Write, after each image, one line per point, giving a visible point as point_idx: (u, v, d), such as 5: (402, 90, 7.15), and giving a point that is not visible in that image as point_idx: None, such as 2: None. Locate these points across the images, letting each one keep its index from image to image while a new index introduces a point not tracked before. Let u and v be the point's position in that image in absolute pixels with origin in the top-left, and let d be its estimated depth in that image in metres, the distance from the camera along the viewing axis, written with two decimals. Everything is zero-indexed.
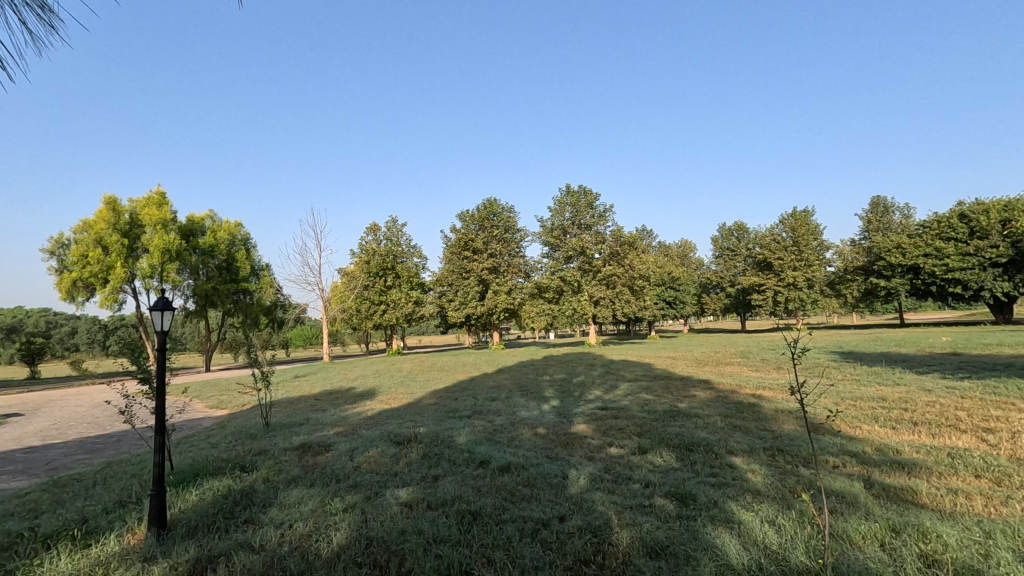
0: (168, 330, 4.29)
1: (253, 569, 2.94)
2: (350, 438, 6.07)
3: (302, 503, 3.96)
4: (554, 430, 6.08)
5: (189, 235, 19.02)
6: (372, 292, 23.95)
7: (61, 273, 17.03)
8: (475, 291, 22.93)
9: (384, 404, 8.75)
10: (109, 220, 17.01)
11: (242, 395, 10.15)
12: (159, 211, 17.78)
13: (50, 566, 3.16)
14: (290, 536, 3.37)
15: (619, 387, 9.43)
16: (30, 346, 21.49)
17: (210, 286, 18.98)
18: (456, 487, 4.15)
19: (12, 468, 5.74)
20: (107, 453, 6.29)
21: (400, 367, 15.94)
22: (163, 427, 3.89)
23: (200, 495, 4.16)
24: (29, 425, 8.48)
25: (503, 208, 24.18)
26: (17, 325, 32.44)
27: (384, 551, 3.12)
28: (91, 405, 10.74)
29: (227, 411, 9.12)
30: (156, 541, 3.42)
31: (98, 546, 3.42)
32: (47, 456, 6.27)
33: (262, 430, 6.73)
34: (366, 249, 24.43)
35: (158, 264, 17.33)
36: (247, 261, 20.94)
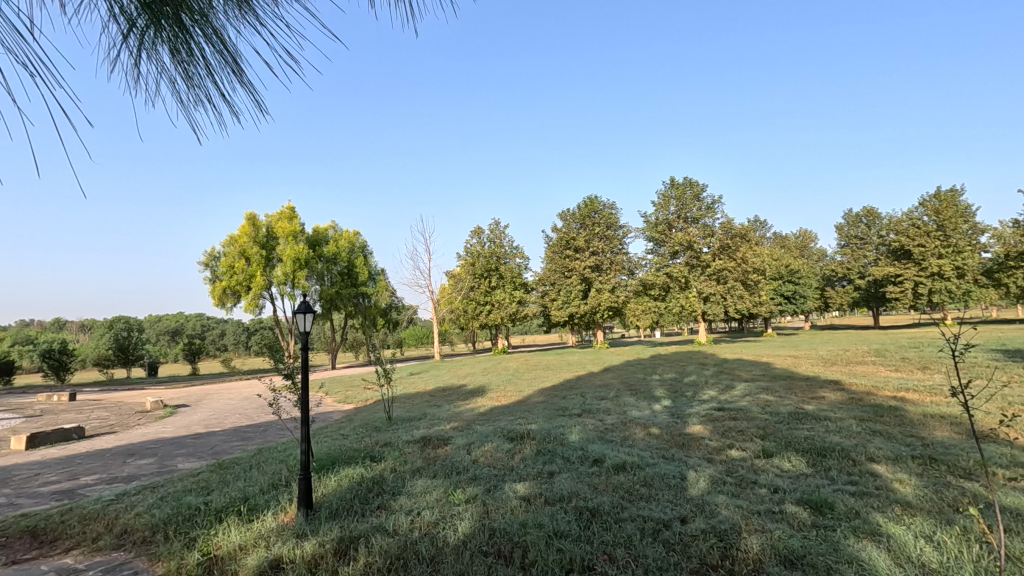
0: (309, 331, 4.77)
1: (390, 551, 3.18)
2: (465, 432, 6.34)
3: (428, 492, 4.22)
4: (669, 430, 5.91)
5: (315, 245, 20.85)
6: (477, 293, 24.77)
7: (213, 283, 19.40)
8: (578, 290, 22.87)
9: (494, 401, 9.01)
10: (250, 234, 19.11)
11: (366, 391, 10.94)
12: (290, 224, 19.65)
13: (223, 536, 3.66)
14: (419, 522, 3.59)
15: (735, 388, 8.95)
16: (190, 346, 24.78)
17: (334, 291, 20.72)
18: (572, 484, 4.19)
19: (184, 451, 6.67)
20: (257, 441, 7.10)
21: (507, 366, 16.34)
22: (306, 418, 4.30)
23: (337, 481, 4.57)
24: (195, 415, 9.79)
25: (605, 205, 23.83)
26: (179, 329, 37.38)
27: (508, 542, 3.22)
28: (240, 398, 12.14)
29: (353, 405, 9.90)
30: (305, 520, 3.81)
31: (259, 521, 3.89)
32: (211, 441, 7.24)
33: (386, 423, 7.22)
34: (472, 251, 25.36)
35: (291, 272, 19.23)
36: (365, 267, 22.45)
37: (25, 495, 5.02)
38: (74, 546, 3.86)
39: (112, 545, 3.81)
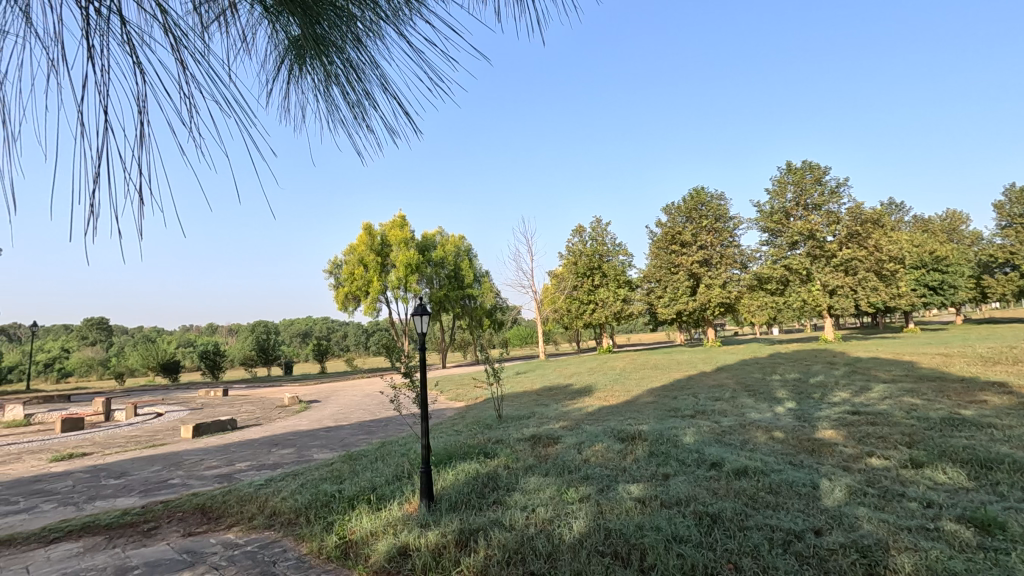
0: (425, 332, 5.04)
1: (507, 546, 3.26)
2: (575, 431, 6.35)
3: (541, 490, 4.27)
4: (795, 434, 5.47)
5: (424, 250, 21.96)
6: (581, 292, 24.67)
7: (336, 289, 21.13)
8: (686, 287, 21.97)
9: (602, 401, 8.91)
10: (367, 242, 20.56)
11: (476, 390, 11.34)
12: (402, 231, 20.85)
13: (357, 522, 3.98)
14: (534, 519, 3.65)
15: (872, 389, 8.09)
16: (318, 347, 27.16)
17: (442, 294, 21.69)
18: (689, 487, 4.04)
19: (317, 443, 7.35)
20: (379, 435, 7.63)
21: (613, 365, 16.11)
22: (425, 414, 4.53)
23: (455, 475, 4.77)
24: (325, 410, 10.75)
25: (713, 196, 22.61)
26: (309, 330, 41.12)
27: (624, 543, 3.18)
28: (363, 395, 13.12)
29: (464, 403, 10.29)
30: (427, 510, 4.02)
31: (387, 509, 4.17)
32: (340, 434, 7.89)
33: (496, 421, 7.41)
34: (573, 250, 25.31)
35: (403, 277, 20.48)
36: (471, 269, 23.19)
37: (195, 477, 5.82)
38: (236, 523, 4.41)
39: (265, 524, 4.29)
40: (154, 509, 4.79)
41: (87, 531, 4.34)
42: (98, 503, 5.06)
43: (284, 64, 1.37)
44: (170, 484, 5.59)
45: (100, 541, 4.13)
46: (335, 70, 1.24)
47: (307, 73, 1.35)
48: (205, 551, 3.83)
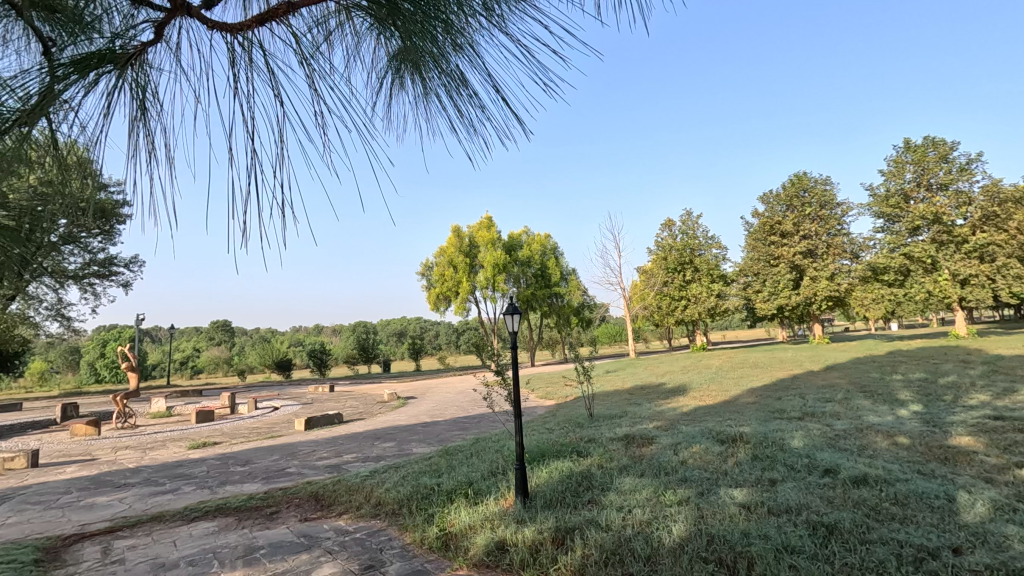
0: (516, 330, 5.11)
1: (605, 546, 3.23)
2: (670, 432, 6.15)
3: (637, 491, 4.18)
4: (923, 440, 4.94)
5: (511, 250, 22.27)
6: (671, 288, 23.86)
7: (429, 290, 21.99)
8: (788, 280, 20.57)
9: (698, 401, 8.56)
10: (456, 244, 21.19)
11: (566, 388, 11.33)
12: (489, 232, 21.26)
13: (456, 515, 4.12)
14: (631, 520, 3.58)
15: (1018, 392, 7.10)
16: (413, 345, 28.40)
17: (530, 293, 21.87)
18: (800, 494, 3.77)
19: (416, 437, 7.69)
20: (473, 431, 7.84)
21: (708, 363, 15.42)
22: (518, 412, 4.59)
23: (548, 472, 4.80)
24: (422, 406, 11.22)
25: (817, 180, 20.90)
26: (404, 330, 43.09)
27: (729, 550, 3.03)
28: (456, 392, 13.54)
29: (555, 401, 10.33)
30: (523, 507, 4.07)
31: (484, 504, 4.27)
32: (437, 430, 8.21)
33: (588, 420, 7.36)
34: (663, 245, 24.55)
35: (491, 277, 20.91)
36: (557, 268, 23.14)
37: (309, 466, 6.32)
38: (345, 511, 4.73)
39: (372, 514, 4.56)
40: (275, 494, 5.25)
41: (221, 512, 4.84)
42: (228, 487, 5.64)
43: (386, 77, 1.48)
44: (287, 472, 6.11)
45: (231, 522, 4.59)
46: (437, 78, 1.29)
47: (413, 82, 1.43)
48: (319, 535, 4.15)
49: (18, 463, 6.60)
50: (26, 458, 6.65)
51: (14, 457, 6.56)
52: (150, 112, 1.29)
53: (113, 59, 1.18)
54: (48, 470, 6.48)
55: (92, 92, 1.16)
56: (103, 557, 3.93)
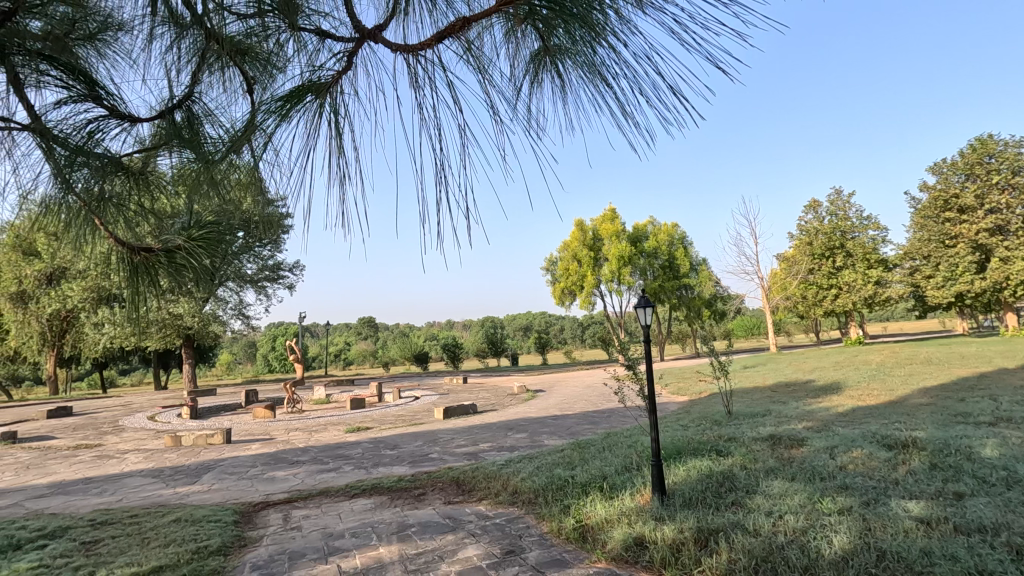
0: (649, 324, 5.00)
1: (754, 552, 3.03)
2: (824, 434, 5.60)
3: (788, 496, 3.86)
4: None
5: (635, 242, 21.70)
6: (818, 276, 21.68)
7: (554, 284, 22.19)
8: (969, 263, 17.67)
9: (856, 401, 7.66)
10: (580, 238, 21.07)
11: (701, 383, 10.78)
12: (613, 224, 20.87)
13: (592, 508, 4.12)
14: (783, 527, 3.32)
15: None
16: (539, 340, 28.88)
17: (657, 285, 21.17)
18: (997, 513, 3.22)
19: (547, 429, 7.83)
20: (604, 425, 7.78)
21: (867, 359, 13.70)
22: (653, 407, 4.45)
23: (687, 471, 4.61)
24: (551, 399, 11.36)
25: (1008, 143, 17.49)
26: (530, 324, 43.93)
27: (905, 569, 2.69)
28: (584, 387, 13.52)
29: (688, 397, 9.89)
30: (660, 505, 3.96)
31: (619, 499, 4.22)
32: (567, 423, 8.27)
33: (727, 418, 6.95)
34: (807, 229, 22.37)
35: (616, 270, 20.58)
36: (686, 258, 22.10)
37: (449, 453, 6.72)
38: (485, 497, 4.96)
39: (509, 501, 4.73)
40: (421, 477, 5.67)
41: (375, 491, 5.34)
42: (380, 468, 6.19)
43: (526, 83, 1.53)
44: (430, 458, 6.55)
45: (385, 500, 5.04)
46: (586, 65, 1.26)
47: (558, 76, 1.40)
48: (463, 518, 4.40)
49: (217, 439, 7.84)
50: (222, 435, 7.86)
51: (213, 434, 7.79)
52: (341, 135, 1.45)
53: (316, 89, 1.35)
54: (239, 446, 7.61)
55: (296, 119, 1.33)
56: (284, 524, 4.53)
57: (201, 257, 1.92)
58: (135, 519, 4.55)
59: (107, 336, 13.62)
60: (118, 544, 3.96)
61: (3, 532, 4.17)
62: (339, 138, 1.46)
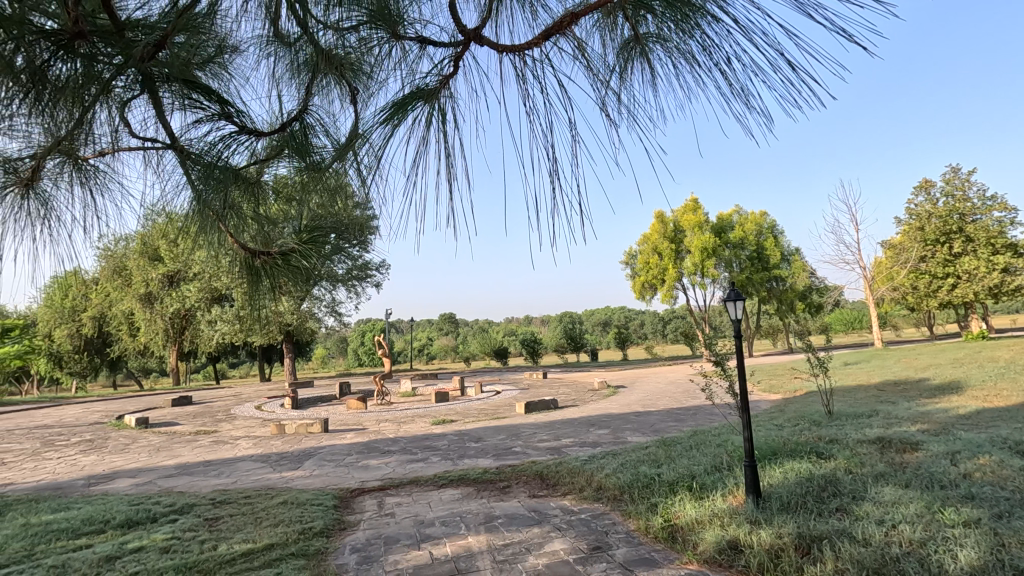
0: (740, 318, 4.83)
1: (864, 562, 2.82)
2: (942, 438, 5.09)
3: (901, 504, 3.55)
4: None
5: (720, 233, 20.73)
6: (932, 264, 19.73)
7: (633, 278, 21.73)
8: None
9: (981, 402, 6.89)
10: (660, 230, 20.45)
11: (796, 381, 10.14)
12: (695, 214, 20.05)
13: (681, 507, 4.01)
14: (897, 538, 3.06)
15: None
16: (619, 335, 28.42)
17: (744, 277, 20.14)
18: None
19: (630, 426, 7.70)
20: (690, 423, 7.53)
21: (994, 356, 12.27)
22: (746, 406, 4.25)
23: (784, 473, 4.36)
24: (633, 395, 11.15)
25: None
26: (609, 319, 43.33)
27: None
28: (668, 383, 13.13)
29: (782, 395, 9.35)
30: (755, 507, 3.78)
31: (710, 500, 4.07)
32: (651, 420, 8.09)
33: (827, 417, 6.50)
34: (918, 212, 20.34)
35: (700, 262, 19.80)
36: (777, 248, 20.86)
37: (532, 447, 6.79)
38: (569, 491, 4.96)
39: (594, 497, 4.70)
40: (505, 470, 5.77)
41: (462, 482, 5.50)
42: (466, 460, 6.37)
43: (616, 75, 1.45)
44: (514, 451, 6.65)
45: (472, 491, 5.19)
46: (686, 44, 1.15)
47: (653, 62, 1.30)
48: (548, 512, 4.44)
49: (315, 428, 8.40)
50: (320, 424, 8.42)
51: (312, 423, 8.36)
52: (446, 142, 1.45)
53: (423, 96, 1.36)
54: (335, 435, 8.11)
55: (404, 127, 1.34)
56: (379, 510, 4.78)
57: (307, 259, 2.11)
58: (249, 500, 4.98)
59: (219, 332, 14.97)
60: (235, 522, 4.35)
61: (143, 506, 4.72)
62: (442, 146, 1.46)
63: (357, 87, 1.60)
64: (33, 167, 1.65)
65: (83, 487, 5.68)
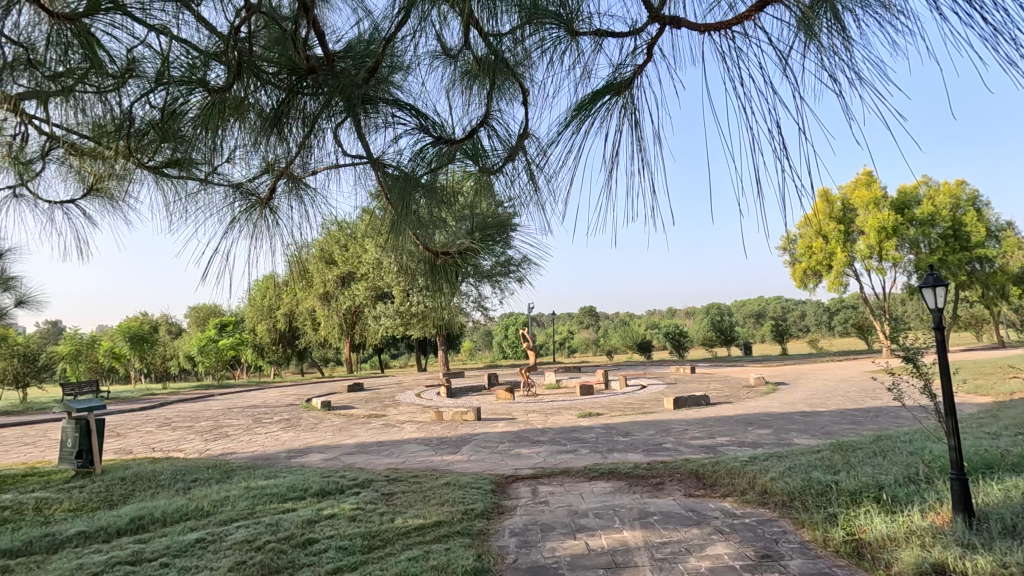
0: (942, 308, 4.15)
1: None
2: None
3: None
4: None
5: (903, 209, 17.84)
6: None
7: (793, 265, 19.84)
8: None
9: None
10: (827, 213, 17.71)
11: (1013, 383, 8.43)
12: (869, 189, 17.48)
13: (867, 521, 3.57)
14: None
15: None
16: (777, 327, 26.06)
17: (935, 259, 17.26)
18: None
19: (796, 426, 7.03)
20: (872, 426, 6.66)
21: None
22: (951, 409, 3.63)
23: (1005, 492, 3.65)
24: (797, 393, 10.15)
25: None
26: (764, 309, 39.90)
27: None
28: (838, 380, 11.73)
29: (992, 398, 7.85)
30: (967, 528, 3.23)
31: (905, 515, 3.56)
32: (820, 421, 7.31)
33: None
34: None
35: (876, 244, 17.35)
36: (980, 223, 17.53)
37: (684, 443, 6.52)
38: (729, 493, 4.67)
39: (759, 501, 4.37)
40: (658, 466, 5.61)
41: (614, 475, 5.46)
42: (616, 454, 6.32)
43: None
44: (665, 448, 6.44)
45: (624, 485, 5.13)
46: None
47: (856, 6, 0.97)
48: (708, 513, 4.22)
49: (469, 416, 8.93)
50: (473, 413, 8.93)
51: (466, 411, 8.90)
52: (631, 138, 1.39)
53: (613, 87, 1.31)
54: (488, 423, 8.56)
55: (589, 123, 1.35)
56: (533, 497, 4.94)
57: (477, 256, 2.35)
58: (416, 479, 5.46)
59: (383, 326, 16.57)
60: (407, 498, 4.80)
61: (332, 478, 5.41)
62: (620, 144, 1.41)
63: (528, 86, 1.70)
64: (262, 189, 1.97)
65: (284, 459, 6.67)
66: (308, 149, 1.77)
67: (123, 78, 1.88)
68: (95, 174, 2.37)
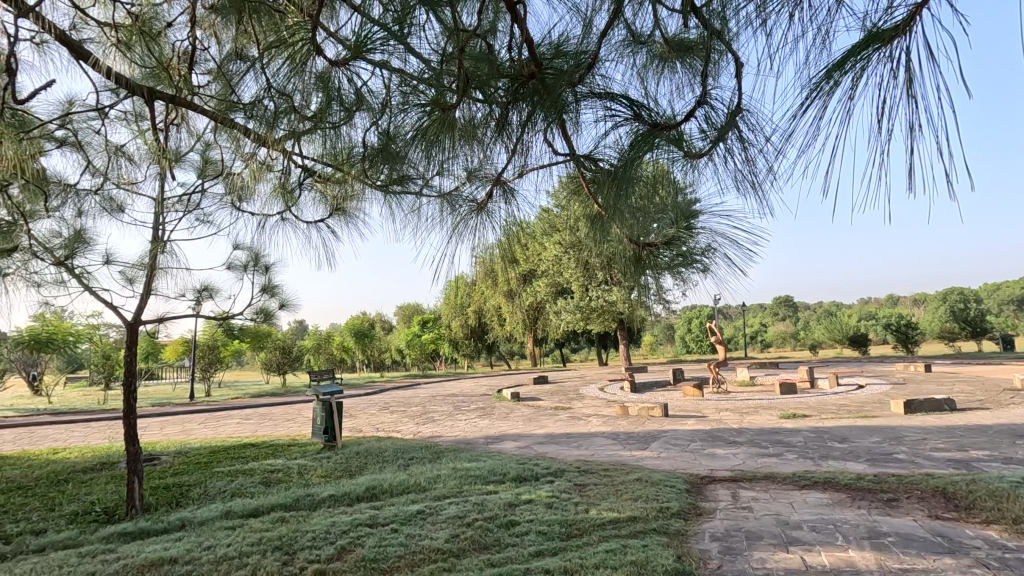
0: None
1: None
2: None
3: None
4: None
5: None
6: None
7: None
8: None
9: None
10: None
11: None
12: None
13: None
14: None
15: None
16: None
17: None
18: None
19: None
20: None
21: None
22: None
23: None
24: None
25: None
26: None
27: None
28: None
29: None
30: None
31: None
32: None
33: None
34: None
35: None
36: None
37: (924, 455, 5.49)
38: (995, 521, 3.80)
39: None
40: (889, 480, 4.80)
41: (831, 485, 4.83)
42: (831, 461, 5.58)
43: None
44: (896, 458, 5.49)
45: (844, 497, 4.50)
46: None
47: None
48: (965, 542, 3.49)
49: (656, 412, 8.68)
50: (661, 409, 8.66)
51: (653, 406, 8.67)
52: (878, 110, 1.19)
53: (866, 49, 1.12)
54: (677, 420, 8.23)
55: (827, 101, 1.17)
56: (734, 501, 4.61)
57: (683, 243, 2.22)
58: (607, 472, 5.48)
59: (564, 321, 17.00)
60: (600, 490, 4.85)
61: (527, 465, 5.71)
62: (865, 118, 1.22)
63: (741, 57, 1.56)
64: (478, 196, 2.15)
65: (483, 444, 7.22)
66: (519, 150, 1.87)
67: (356, 111, 2.19)
68: (336, 196, 2.84)
